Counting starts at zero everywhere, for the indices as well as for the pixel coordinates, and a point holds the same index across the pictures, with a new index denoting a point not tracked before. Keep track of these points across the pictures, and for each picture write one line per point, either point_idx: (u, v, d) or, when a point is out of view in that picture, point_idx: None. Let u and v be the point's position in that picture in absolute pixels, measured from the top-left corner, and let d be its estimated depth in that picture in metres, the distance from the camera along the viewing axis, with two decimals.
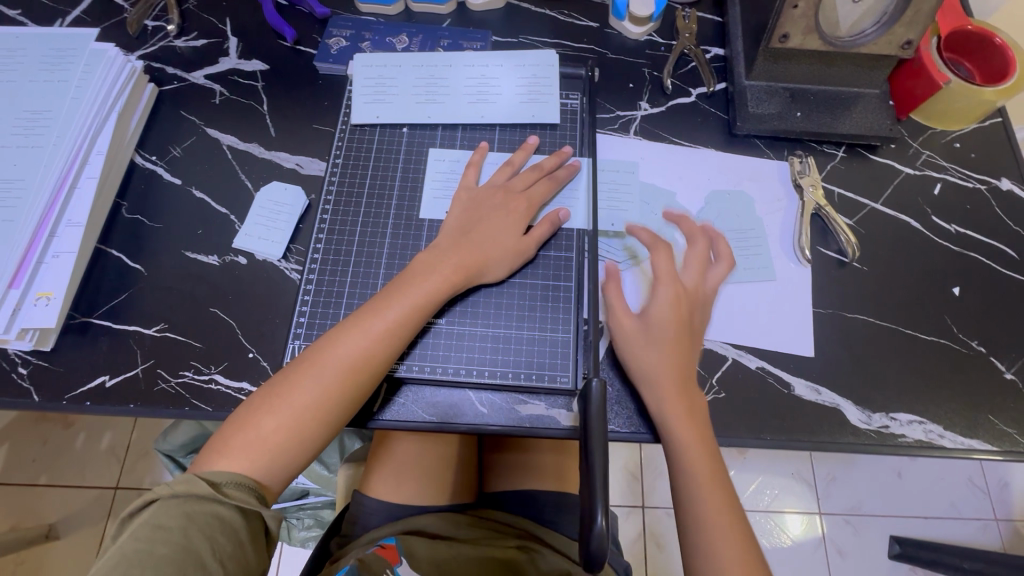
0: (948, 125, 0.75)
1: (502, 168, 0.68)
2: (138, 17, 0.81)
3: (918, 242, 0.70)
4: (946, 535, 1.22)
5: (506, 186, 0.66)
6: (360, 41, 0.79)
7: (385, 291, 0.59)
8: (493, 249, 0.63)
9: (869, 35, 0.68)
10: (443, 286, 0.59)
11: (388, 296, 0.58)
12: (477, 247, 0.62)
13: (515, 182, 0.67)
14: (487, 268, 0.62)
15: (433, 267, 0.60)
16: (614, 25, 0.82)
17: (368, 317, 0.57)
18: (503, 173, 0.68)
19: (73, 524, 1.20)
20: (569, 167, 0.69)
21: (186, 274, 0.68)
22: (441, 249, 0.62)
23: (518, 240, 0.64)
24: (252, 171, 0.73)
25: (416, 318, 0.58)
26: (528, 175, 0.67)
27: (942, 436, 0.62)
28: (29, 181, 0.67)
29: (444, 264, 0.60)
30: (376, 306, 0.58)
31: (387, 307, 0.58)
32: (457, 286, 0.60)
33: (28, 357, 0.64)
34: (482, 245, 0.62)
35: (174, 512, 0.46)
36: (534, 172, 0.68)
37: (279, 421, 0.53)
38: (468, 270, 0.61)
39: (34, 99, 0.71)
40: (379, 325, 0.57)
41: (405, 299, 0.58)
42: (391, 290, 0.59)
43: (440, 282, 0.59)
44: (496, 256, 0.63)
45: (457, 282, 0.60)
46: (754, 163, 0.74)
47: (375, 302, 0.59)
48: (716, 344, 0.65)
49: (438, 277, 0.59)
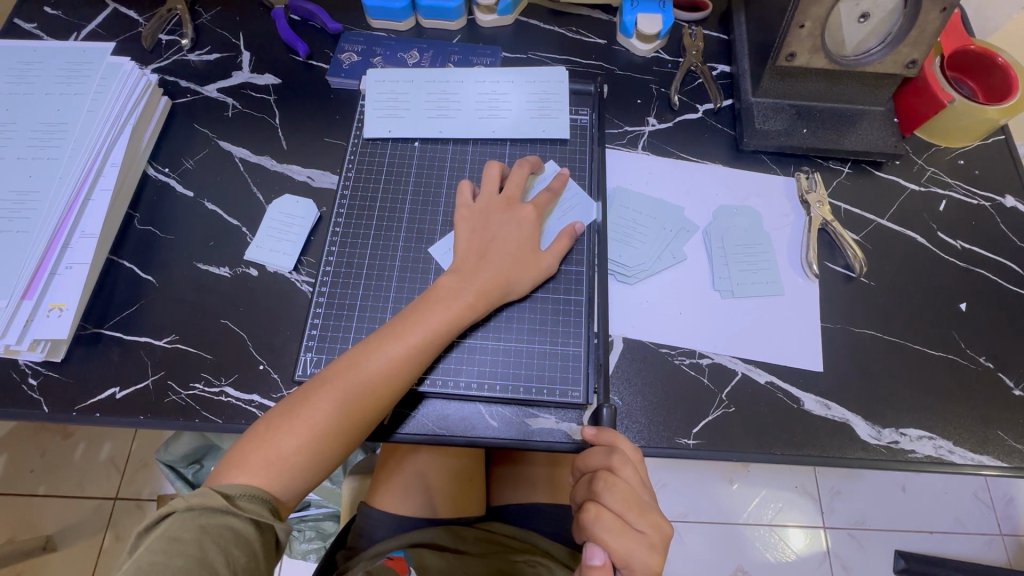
0: (951, 142, 0.76)
1: (489, 173, 0.68)
2: (153, 31, 0.82)
3: (924, 258, 0.71)
4: (949, 550, 1.22)
5: (505, 196, 0.67)
6: (372, 56, 0.81)
7: (409, 313, 0.59)
8: (513, 269, 0.63)
9: (875, 54, 0.69)
10: (466, 312, 0.60)
11: (410, 320, 0.58)
12: (497, 270, 0.62)
13: (509, 186, 0.67)
14: (508, 290, 0.62)
15: (456, 292, 0.60)
16: (622, 42, 0.83)
17: (390, 339, 0.57)
18: (494, 180, 0.67)
19: (71, 536, 1.19)
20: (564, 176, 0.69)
21: (198, 286, 0.68)
22: (461, 273, 0.62)
23: (534, 252, 0.64)
24: (264, 183, 0.74)
25: (437, 342, 0.59)
26: (516, 178, 0.68)
27: (951, 452, 0.62)
28: (42, 192, 0.67)
29: (468, 288, 0.60)
30: (398, 330, 0.58)
31: (410, 330, 0.58)
32: (479, 312, 0.61)
33: (39, 368, 0.64)
34: (501, 265, 0.62)
35: (189, 525, 0.46)
36: (520, 170, 0.68)
37: (298, 439, 0.53)
38: (490, 295, 0.61)
39: (50, 110, 0.72)
40: (400, 349, 0.57)
41: (427, 325, 0.58)
42: (414, 315, 0.59)
43: (464, 306, 0.60)
44: (516, 276, 0.63)
45: (480, 307, 0.60)
46: (760, 179, 0.75)
47: (397, 324, 0.58)
48: (725, 358, 0.65)
49: (462, 303, 0.60)
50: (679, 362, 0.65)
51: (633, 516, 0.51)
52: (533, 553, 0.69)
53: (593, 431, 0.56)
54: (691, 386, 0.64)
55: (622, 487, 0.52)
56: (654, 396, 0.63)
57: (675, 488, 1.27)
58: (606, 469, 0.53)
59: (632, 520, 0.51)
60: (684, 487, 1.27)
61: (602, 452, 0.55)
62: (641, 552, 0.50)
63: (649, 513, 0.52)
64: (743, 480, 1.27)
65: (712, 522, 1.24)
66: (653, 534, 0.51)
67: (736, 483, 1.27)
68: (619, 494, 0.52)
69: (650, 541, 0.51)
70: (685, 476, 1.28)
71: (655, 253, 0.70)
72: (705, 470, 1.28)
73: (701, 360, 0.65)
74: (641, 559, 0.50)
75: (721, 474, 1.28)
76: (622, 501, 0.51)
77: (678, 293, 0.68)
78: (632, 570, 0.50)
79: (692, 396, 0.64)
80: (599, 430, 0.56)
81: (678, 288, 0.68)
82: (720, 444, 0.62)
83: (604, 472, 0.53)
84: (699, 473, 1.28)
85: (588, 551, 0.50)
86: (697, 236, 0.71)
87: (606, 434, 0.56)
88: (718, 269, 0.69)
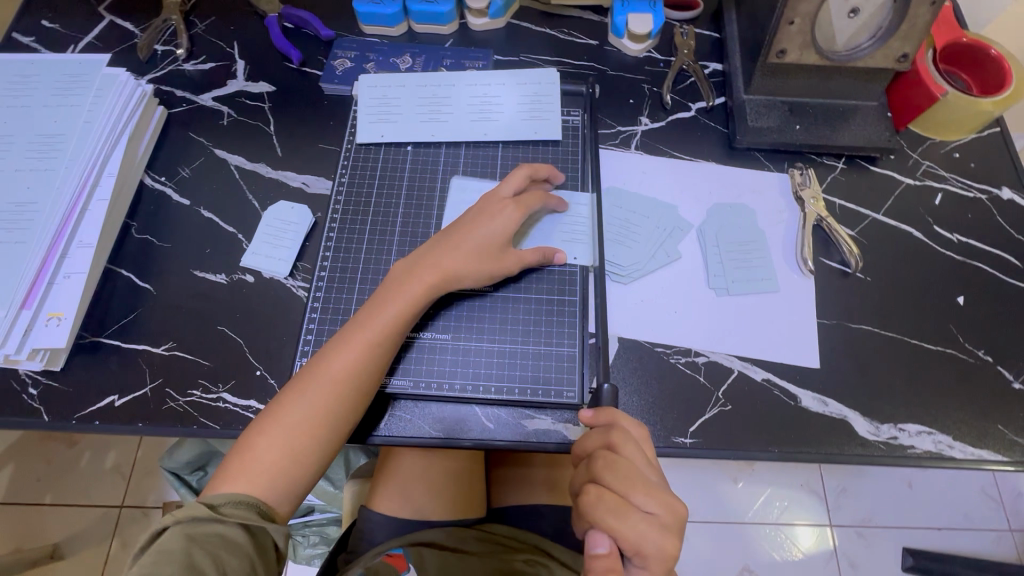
0: (948, 135, 0.76)
1: (491, 170, 0.68)
2: (148, 41, 0.83)
3: (920, 252, 0.70)
4: (958, 546, 1.21)
5: (493, 194, 0.66)
6: (365, 62, 0.81)
7: (366, 309, 0.60)
8: (472, 257, 0.62)
9: (865, 49, 0.69)
10: (418, 297, 0.59)
11: (365, 313, 0.59)
12: (452, 259, 0.62)
13: (501, 186, 0.66)
14: (467, 277, 0.62)
15: (407, 280, 0.60)
16: (613, 43, 0.83)
17: (348, 334, 0.58)
18: (491, 181, 0.68)
19: (77, 544, 1.20)
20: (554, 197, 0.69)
21: (195, 293, 0.69)
22: (412, 263, 0.62)
23: (501, 241, 0.63)
24: (259, 190, 0.74)
25: (396, 330, 0.59)
26: (517, 179, 0.66)
27: (951, 447, 0.61)
28: (40, 204, 0.68)
29: (419, 274, 0.60)
30: (357, 324, 0.58)
31: (366, 323, 0.58)
32: (432, 296, 0.60)
33: (38, 377, 0.65)
34: (460, 251, 0.61)
35: (175, 535, 0.47)
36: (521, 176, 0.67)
37: (274, 442, 0.53)
38: (444, 280, 0.61)
39: (47, 123, 0.73)
40: (358, 340, 0.57)
41: (381, 314, 0.58)
42: (371, 309, 0.59)
43: (416, 292, 0.60)
44: (475, 264, 0.62)
45: (434, 290, 0.60)
46: (754, 176, 0.75)
47: (356, 320, 0.59)
48: (721, 356, 0.65)
49: (412, 290, 0.59)
50: (675, 361, 0.65)
51: (637, 494, 0.50)
52: (534, 553, 0.69)
53: (589, 412, 0.56)
54: (687, 384, 0.64)
55: (624, 464, 0.51)
56: (651, 395, 0.63)
57: (680, 487, 1.26)
58: (606, 449, 0.53)
59: (637, 498, 0.49)
60: (688, 487, 1.27)
61: (599, 433, 0.55)
62: (651, 533, 0.48)
63: (658, 491, 0.50)
64: (748, 479, 1.27)
65: (718, 522, 1.24)
66: (665, 514, 0.49)
67: (740, 482, 1.26)
68: (620, 471, 0.51)
69: (662, 522, 0.49)
70: (690, 475, 1.28)
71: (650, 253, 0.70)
72: (710, 469, 1.27)
73: (697, 359, 0.65)
74: (652, 541, 0.48)
75: (725, 474, 1.28)
76: (623, 480, 0.50)
77: (672, 292, 0.68)
78: (644, 553, 0.48)
79: (688, 394, 0.63)
80: (597, 411, 0.56)
81: (672, 287, 0.68)
82: (717, 442, 0.61)
83: (602, 451, 0.53)
84: (704, 472, 1.28)
85: (592, 539, 0.50)
86: (691, 234, 0.71)
87: (606, 413, 0.56)
88: (713, 267, 0.69)
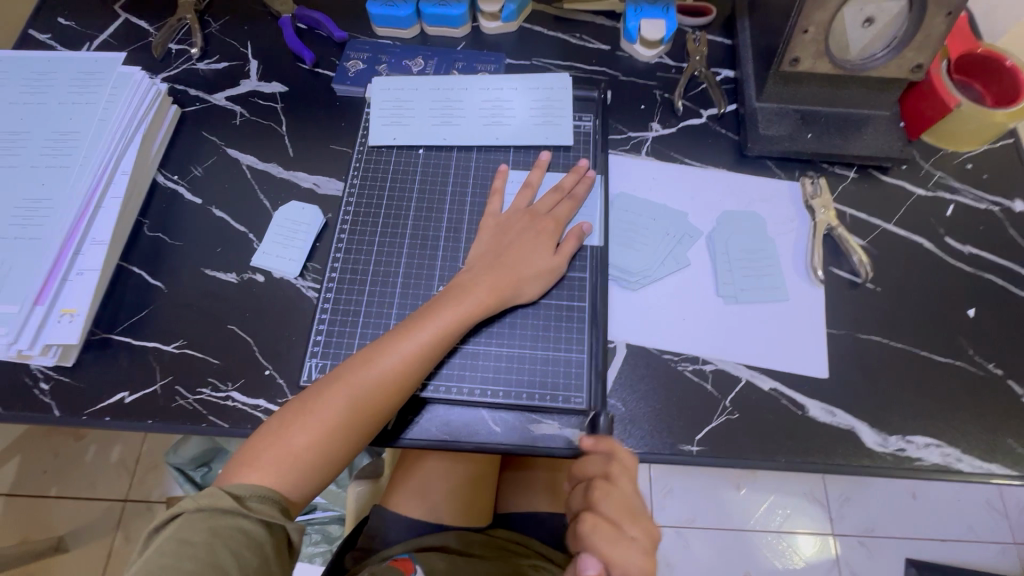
0: (960, 146, 0.76)
1: (522, 191, 0.69)
2: (162, 40, 0.84)
3: (931, 263, 0.70)
4: (962, 559, 1.20)
5: (529, 210, 0.68)
6: (377, 64, 0.81)
7: (420, 314, 0.60)
8: (525, 271, 0.63)
9: (879, 59, 0.69)
10: (477, 310, 0.60)
11: (422, 318, 0.59)
12: (507, 270, 0.63)
13: (538, 204, 0.68)
14: (520, 290, 0.63)
15: (468, 290, 0.61)
16: (625, 48, 0.83)
17: (402, 336, 0.58)
18: (525, 196, 0.69)
19: (83, 537, 1.21)
20: (587, 182, 0.71)
21: (206, 291, 0.69)
22: (474, 273, 0.62)
23: (550, 258, 0.65)
24: (271, 190, 0.75)
25: (448, 340, 0.59)
26: (548, 196, 0.69)
27: (959, 460, 0.61)
28: (55, 200, 0.68)
29: (480, 287, 0.61)
30: (411, 327, 0.58)
31: (421, 328, 0.58)
32: (491, 310, 0.61)
33: (50, 372, 0.65)
34: (516, 268, 0.63)
35: (199, 527, 0.47)
36: (554, 192, 0.69)
37: (309, 438, 0.53)
38: (502, 293, 0.62)
39: (63, 120, 0.73)
40: (412, 346, 0.57)
41: (438, 323, 0.59)
42: (425, 315, 0.59)
43: (474, 307, 0.60)
44: (528, 278, 0.63)
45: (491, 306, 0.61)
46: (765, 184, 0.75)
47: (409, 322, 0.59)
48: (729, 364, 0.65)
49: (473, 301, 0.60)
50: (682, 368, 0.65)
51: (626, 523, 0.51)
52: (537, 557, 0.70)
53: (591, 439, 0.56)
54: (694, 391, 0.64)
55: (618, 494, 0.53)
56: (659, 402, 0.63)
57: (681, 493, 1.27)
58: (602, 476, 0.54)
59: (626, 526, 0.51)
60: (691, 494, 1.26)
61: (599, 459, 0.55)
62: (636, 558, 0.50)
63: (642, 520, 0.52)
64: (751, 486, 1.26)
65: (719, 528, 1.23)
66: (646, 540, 0.51)
67: (744, 488, 1.26)
68: (613, 501, 0.52)
69: (643, 547, 0.51)
70: (691, 481, 1.28)
71: (656, 249, 0.70)
72: (711, 476, 1.27)
73: (705, 366, 0.65)
74: (637, 566, 0.49)
75: (728, 480, 1.27)
76: (616, 510, 0.52)
77: (681, 298, 0.68)
78: None
79: (694, 402, 0.63)
80: (597, 438, 0.56)
81: (681, 294, 0.68)
82: (723, 451, 0.61)
83: (599, 479, 0.54)
84: (705, 479, 1.28)
85: (582, 561, 0.50)
86: (701, 241, 0.71)
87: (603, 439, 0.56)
88: (722, 275, 0.69)
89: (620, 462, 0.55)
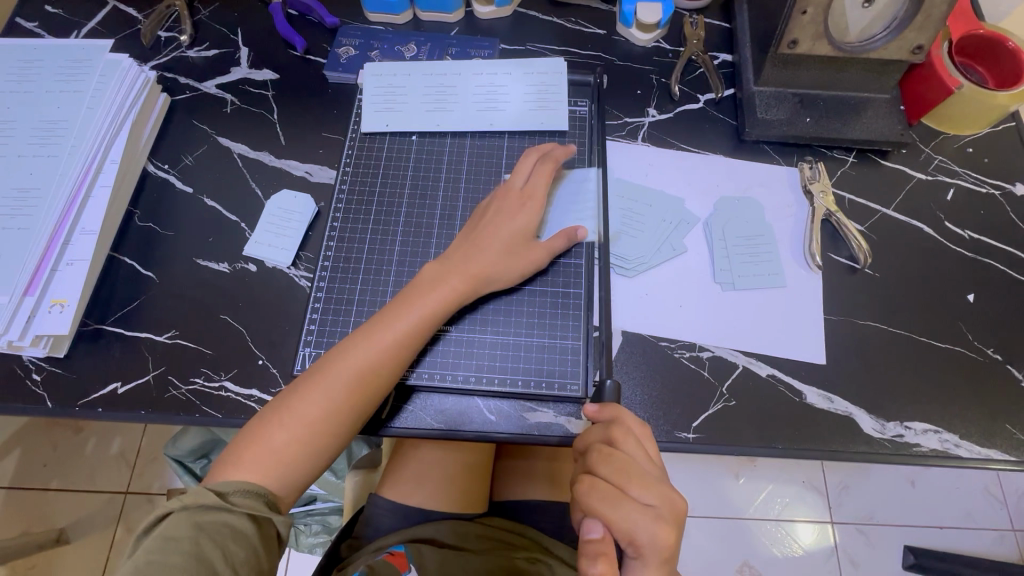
0: (961, 130, 0.75)
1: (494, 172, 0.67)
2: (151, 27, 0.82)
3: (931, 248, 0.69)
4: (960, 545, 1.21)
5: (502, 188, 0.65)
6: (369, 50, 0.80)
7: (393, 306, 0.59)
8: (498, 253, 0.61)
9: (879, 40, 0.68)
10: (452, 298, 0.59)
11: (397, 309, 0.58)
12: (481, 254, 0.61)
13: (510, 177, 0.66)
14: (495, 275, 0.61)
15: (442, 278, 0.60)
16: (622, 33, 0.82)
17: (376, 328, 0.57)
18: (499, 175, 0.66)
19: (84, 529, 1.21)
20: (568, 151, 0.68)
21: (198, 281, 0.69)
22: (445, 261, 0.61)
23: (528, 247, 0.63)
24: (263, 179, 0.74)
25: (425, 330, 0.58)
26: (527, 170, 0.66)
27: (957, 445, 0.61)
28: (43, 189, 0.67)
29: (451, 275, 0.60)
30: (386, 319, 0.58)
31: (397, 320, 0.57)
32: (465, 297, 0.60)
33: (41, 363, 0.65)
34: (487, 252, 0.61)
35: (185, 524, 0.46)
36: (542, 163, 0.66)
37: (290, 434, 0.53)
38: (477, 279, 0.60)
39: (51, 108, 0.72)
40: (387, 338, 0.56)
41: (412, 312, 0.58)
42: (397, 305, 0.58)
43: (448, 294, 0.59)
44: (503, 260, 0.61)
45: (466, 293, 0.60)
46: (763, 169, 0.74)
47: (385, 314, 0.58)
48: (726, 351, 0.64)
49: (447, 289, 0.59)
50: (678, 356, 0.64)
51: (635, 488, 0.49)
52: (534, 551, 0.69)
53: (594, 407, 0.55)
54: (691, 379, 0.63)
55: (622, 458, 0.51)
56: (655, 389, 0.63)
57: (680, 482, 1.26)
58: (606, 442, 0.53)
59: (635, 491, 0.49)
60: (690, 483, 1.26)
61: (602, 427, 0.54)
62: (645, 522, 0.48)
63: (655, 485, 0.50)
64: (750, 474, 1.26)
65: (718, 517, 1.23)
66: (662, 508, 0.49)
67: (742, 477, 1.26)
68: (616, 464, 0.51)
69: (658, 513, 0.49)
70: (690, 470, 1.27)
71: (654, 235, 0.69)
72: (709, 466, 1.27)
73: (702, 353, 0.64)
74: (646, 531, 0.48)
75: (727, 469, 1.27)
76: (620, 472, 0.50)
77: (677, 285, 0.67)
78: (638, 543, 0.48)
79: (691, 389, 0.63)
80: (601, 406, 0.55)
81: (677, 281, 0.68)
82: (720, 439, 0.61)
83: (601, 444, 0.53)
84: (704, 468, 1.28)
85: (587, 525, 0.49)
86: (697, 228, 0.70)
87: (607, 407, 0.55)
88: (719, 262, 0.68)
89: (627, 425, 0.54)
